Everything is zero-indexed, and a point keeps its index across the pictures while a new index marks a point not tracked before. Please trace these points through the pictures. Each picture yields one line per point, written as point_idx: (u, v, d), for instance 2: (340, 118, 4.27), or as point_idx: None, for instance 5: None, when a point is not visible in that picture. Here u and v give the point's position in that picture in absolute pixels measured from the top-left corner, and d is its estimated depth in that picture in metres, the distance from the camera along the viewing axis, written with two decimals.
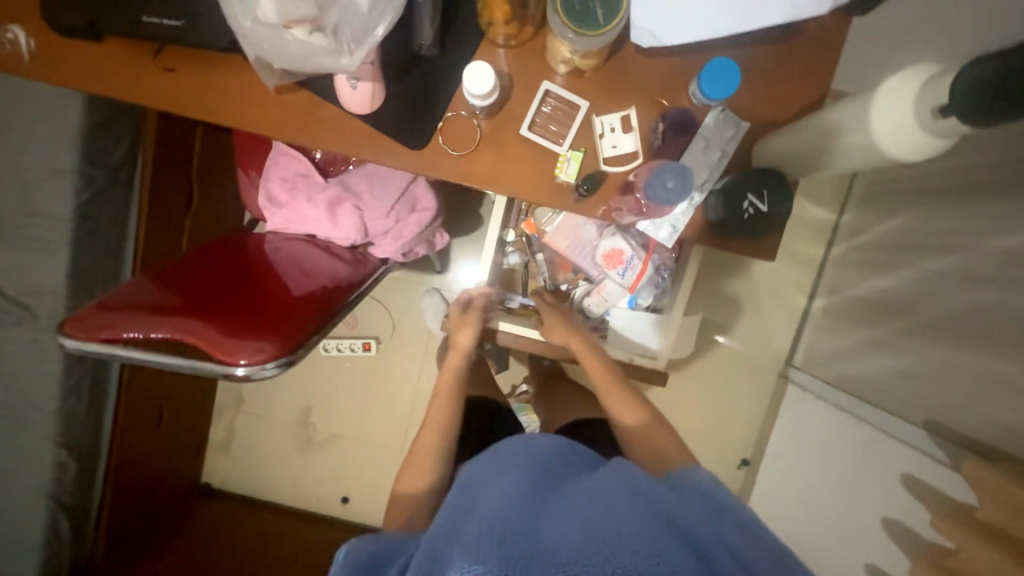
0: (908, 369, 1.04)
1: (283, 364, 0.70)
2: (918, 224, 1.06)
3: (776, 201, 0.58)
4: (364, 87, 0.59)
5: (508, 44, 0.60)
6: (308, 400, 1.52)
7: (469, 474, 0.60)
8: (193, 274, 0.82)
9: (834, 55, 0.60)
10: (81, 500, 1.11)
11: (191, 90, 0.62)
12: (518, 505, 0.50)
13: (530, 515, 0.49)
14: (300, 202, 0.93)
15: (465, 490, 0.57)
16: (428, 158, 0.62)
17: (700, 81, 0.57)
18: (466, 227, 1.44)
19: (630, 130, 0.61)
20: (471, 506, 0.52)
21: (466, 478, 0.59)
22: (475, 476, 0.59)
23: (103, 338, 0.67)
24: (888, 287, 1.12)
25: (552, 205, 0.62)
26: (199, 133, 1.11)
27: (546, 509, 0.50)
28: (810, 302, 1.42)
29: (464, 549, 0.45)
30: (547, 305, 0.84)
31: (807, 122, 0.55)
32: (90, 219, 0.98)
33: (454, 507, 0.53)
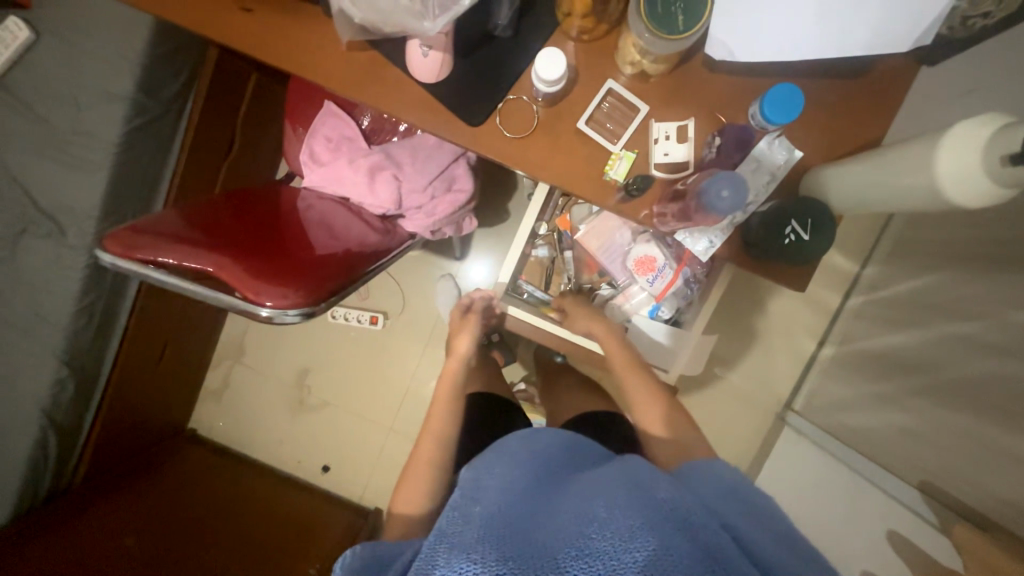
0: (910, 428, 1.04)
1: (304, 315, 0.70)
2: (942, 287, 1.06)
3: (819, 231, 0.58)
4: (434, 57, 0.60)
5: (580, 37, 0.61)
6: (307, 363, 1.53)
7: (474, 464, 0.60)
8: (230, 216, 0.83)
9: (895, 100, 0.61)
10: (72, 422, 1.12)
11: (265, 33, 0.63)
12: (523, 503, 0.52)
13: (535, 513, 0.50)
14: (341, 163, 0.94)
15: (469, 481, 0.57)
16: (481, 135, 0.63)
17: (763, 102, 0.57)
18: (491, 219, 1.45)
19: (684, 140, 0.62)
20: (474, 500, 0.53)
21: (470, 469, 0.60)
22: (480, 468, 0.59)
23: (138, 260, 0.68)
24: (901, 344, 1.12)
25: (594, 201, 0.63)
26: (252, 83, 1.13)
27: (551, 505, 0.51)
28: (819, 349, 1.42)
29: (467, 550, 0.46)
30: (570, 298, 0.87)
31: (867, 158, 0.55)
32: (134, 148, 1.00)
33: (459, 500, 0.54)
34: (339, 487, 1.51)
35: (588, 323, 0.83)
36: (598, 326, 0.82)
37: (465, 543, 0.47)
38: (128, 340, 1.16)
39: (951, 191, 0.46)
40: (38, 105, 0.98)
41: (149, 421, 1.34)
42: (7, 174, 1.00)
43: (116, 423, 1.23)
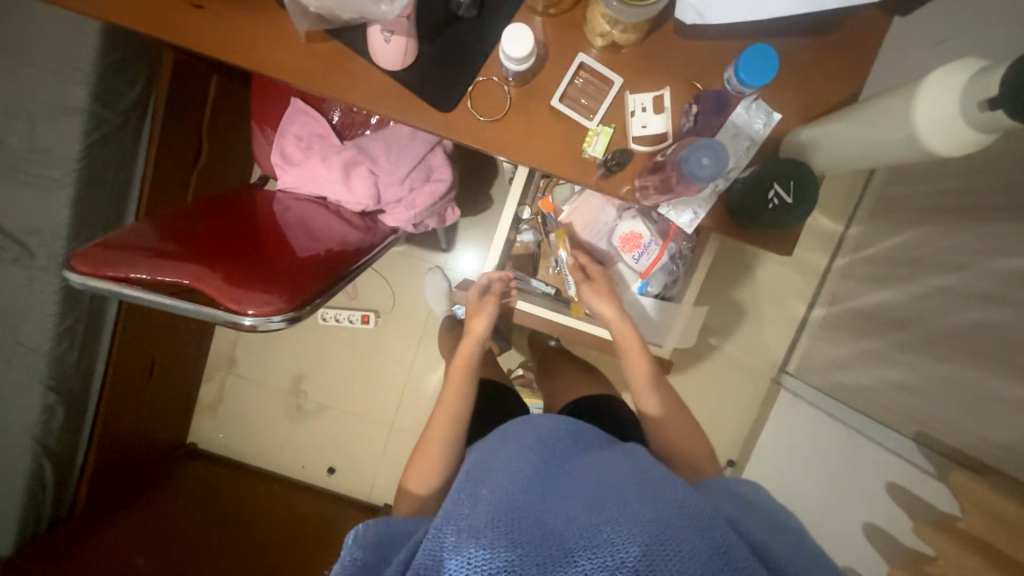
0: (902, 381, 1.06)
1: (289, 320, 0.69)
2: (925, 240, 1.07)
3: (801, 193, 0.58)
4: (397, 42, 0.57)
5: (547, 12, 0.59)
6: (301, 368, 1.51)
7: (478, 454, 0.60)
8: (204, 225, 0.81)
9: (869, 55, 0.60)
10: (67, 447, 1.10)
11: (219, 29, 0.60)
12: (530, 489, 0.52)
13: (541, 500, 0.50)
14: (314, 162, 0.91)
15: (473, 469, 0.57)
16: (454, 121, 0.61)
17: (737, 65, 0.56)
18: (475, 208, 1.43)
19: (661, 110, 0.60)
20: (479, 487, 0.53)
21: (473, 459, 0.60)
22: (484, 456, 0.59)
23: (109, 276, 0.66)
24: (889, 300, 1.14)
25: (574, 179, 0.62)
26: (214, 84, 1.09)
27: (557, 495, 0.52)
28: (809, 311, 1.44)
29: (476, 532, 0.45)
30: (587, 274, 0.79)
31: (845, 114, 0.54)
32: (98, 161, 0.96)
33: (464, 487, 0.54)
34: (346, 487, 1.51)
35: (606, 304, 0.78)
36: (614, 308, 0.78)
37: (473, 525, 0.46)
38: (114, 360, 1.14)
39: (935, 143, 0.46)
40: None
41: (146, 440, 1.32)
42: None
43: (113, 443, 1.21)
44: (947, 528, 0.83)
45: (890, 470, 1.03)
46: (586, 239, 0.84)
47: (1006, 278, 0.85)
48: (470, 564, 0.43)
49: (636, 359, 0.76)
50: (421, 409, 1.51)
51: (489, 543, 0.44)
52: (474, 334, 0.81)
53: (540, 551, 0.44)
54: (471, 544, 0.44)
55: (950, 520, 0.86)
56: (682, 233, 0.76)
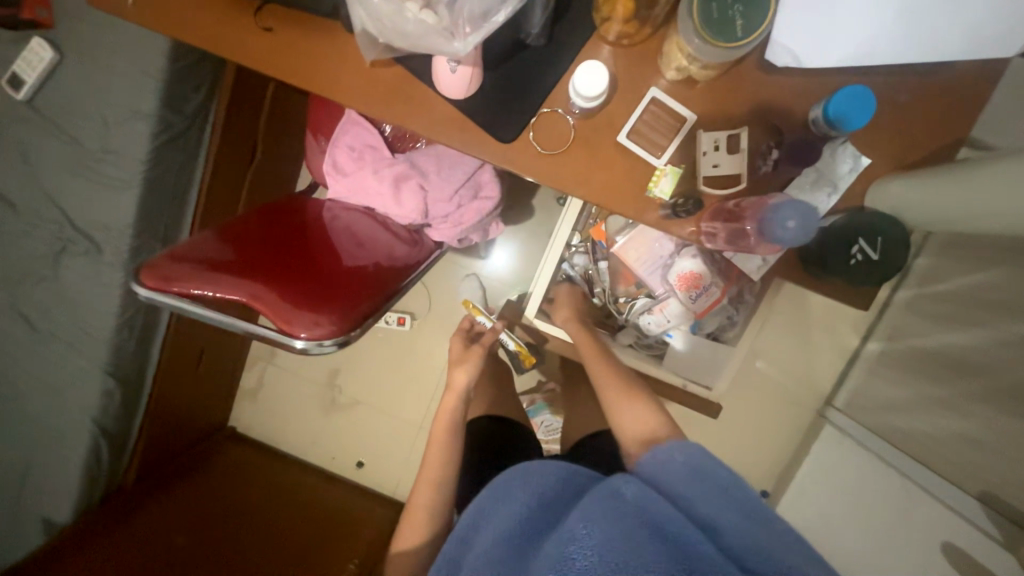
0: (967, 434, 0.97)
1: (340, 343, 0.70)
2: (1007, 282, 0.97)
3: (888, 250, 0.55)
4: (463, 72, 0.56)
5: (619, 42, 0.57)
6: (337, 364, 1.55)
7: (477, 502, 0.64)
8: (260, 235, 0.83)
9: (977, 98, 0.54)
10: (122, 429, 1.17)
11: (286, 53, 0.61)
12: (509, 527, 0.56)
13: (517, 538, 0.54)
14: (365, 174, 0.91)
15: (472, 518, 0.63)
16: (514, 152, 0.59)
17: (828, 104, 0.52)
18: (516, 216, 1.41)
19: (736, 151, 0.56)
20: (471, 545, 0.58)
21: (472, 509, 0.64)
22: (478, 508, 0.63)
23: (173, 292, 0.69)
24: (959, 343, 1.05)
25: (636, 218, 0.59)
26: (272, 88, 1.11)
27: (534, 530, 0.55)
28: (863, 345, 1.35)
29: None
30: (562, 285, 0.89)
31: (951, 171, 0.49)
32: (162, 164, 1.00)
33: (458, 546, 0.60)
34: (373, 482, 1.55)
35: (566, 320, 0.85)
36: (573, 324, 0.84)
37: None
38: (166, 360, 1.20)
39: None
40: (67, 125, 0.99)
41: (192, 424, 1.39)
42: (45, 195, 1.02)
43: (162, 427, 1.27)
44: None
45: (947, 529, 0.96)
46: (637, 270, 0.80)
47: None
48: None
49: (601, 369, 0.78)
50: None
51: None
52: (454, 389, 0.97)
53: None
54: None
55: None
56: (745, 276, 0.73)
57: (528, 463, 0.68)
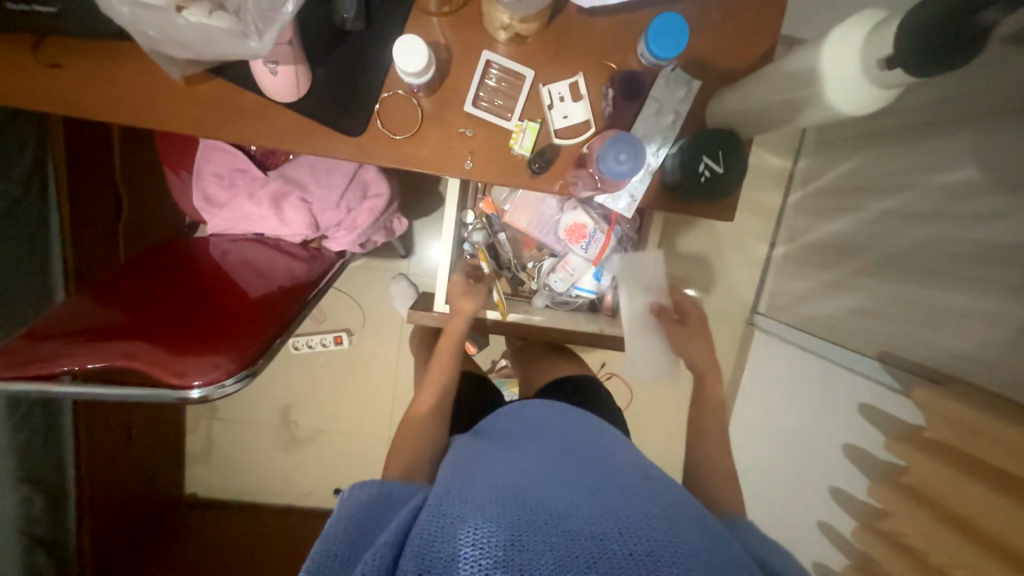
0: (861, 306, 1.10)
1: (243, 378, 0.68)
2: (871, 165, 1.08)
3: (731, 161, 0.57)
4: (285, 72, 0.52)
5: (441, 11, 0.56)
6: (285, 399, 1.48)
7: (472, 448, 0.61)
8: (138, 288, 0.77)
9: (781, 7, 0.59)
10: (57, 533, 1.06)
11: (83, 88, 0.55)
12: (533, 474, 0.54)
13: (546, 484, 0.52)
14: (241, 199, 0.86)
15: (468, 457, 0.59)
16: (368, 144, 0.58)
17: (648, 37, 0.54)
18: (426, 207, 1.39)
19: (579, 98, 0.58)
20: (476, 474, 0.54)
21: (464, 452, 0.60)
22: (475, 453, 0.60)
23: (36, 371, 0.61)
24: (842, 229, 1.16)
25: (507, 181, 0.59)
26: (115, 130, 1.05)
27: (561, 479, 0.54)
28: (771, 250, 1.47)
29: (479, 513, 0.46)
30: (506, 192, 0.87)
31: (765, 75, 0.54)
32: (3, 241, 0.87)
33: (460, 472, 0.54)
34: None
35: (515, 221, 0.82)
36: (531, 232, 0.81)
37: (473, 508, 0.47)
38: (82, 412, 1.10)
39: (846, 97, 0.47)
40: None
41: (141, 502, 1.30)
42: None
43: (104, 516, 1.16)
44: (917, 439, 0.89)
45: (864, 393, 1.05)
46: (529, 232, 0.82)
47: (952, 191, 0.87)
48: (474, 538, 0.44)
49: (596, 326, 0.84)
50: None
51: (493, 519, 0.46)
52: (462, 312, 0.82)
53: (539, 527, 0.45)
54: (474, 519, 0.46)
55: (918, 431, 0.91)
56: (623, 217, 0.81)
57: (539, 420, 0.67)
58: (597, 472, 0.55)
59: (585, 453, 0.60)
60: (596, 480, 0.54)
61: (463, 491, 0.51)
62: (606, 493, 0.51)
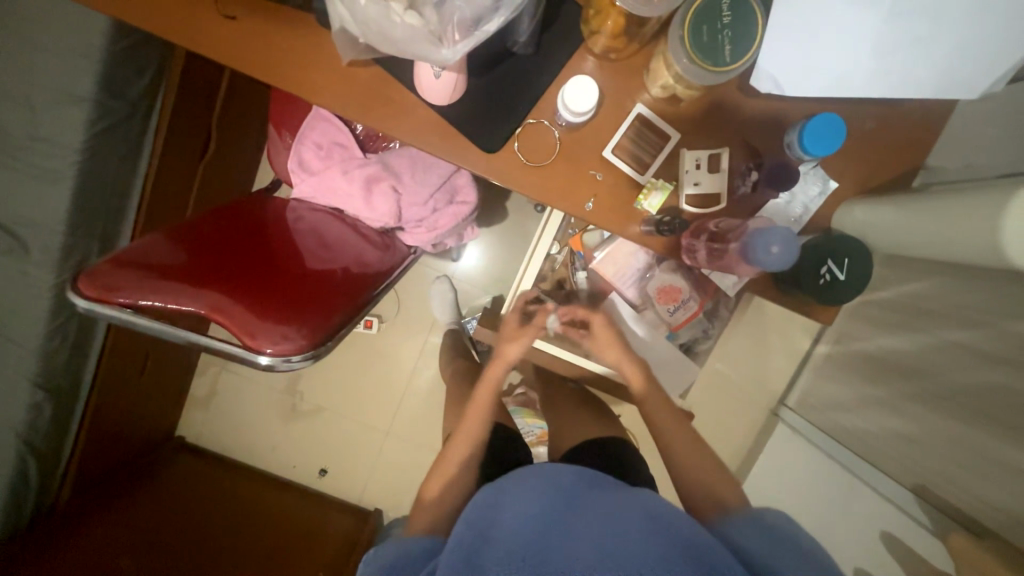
0: (902, 432, 1.06)
1: (309, 357, 0.66)
2: (936, 293, 1.05)
3: (856, 272, 0.56)
4: (448, 78, 0.54)
5: (606, 56, 0.56)
6: (298, 368, 1.47)
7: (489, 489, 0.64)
8: (218, 238, 0.76)
9: (931, 132, 0.58)
10: (54, 445, 1.05)
11: (252, 44, 0.57)
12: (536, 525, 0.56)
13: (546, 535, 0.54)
14: (335, 173, 0.86)
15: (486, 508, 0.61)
16: (499, 163, 0.58)
17: (803, 131, 0.53)
18: (488, 219, 1.39)
19: (717, 170, 0.57)
20: (494, 529, 0.56)
21: (482, 496, 0.64)
22: (498, 496, 0.63)
23: (118, 303, 0.62)
24: (896, 347, 1.13)
25: (622, 231, 0.60)
26: (227, 74, 1.06)
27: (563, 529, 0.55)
28: (814, 347, 1.44)
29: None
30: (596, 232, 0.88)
31: (909, 200, 0.53)
32: (99, 156, 0.90)
33: (474, 524, 0.58)
34: (338, 489, 1.49)
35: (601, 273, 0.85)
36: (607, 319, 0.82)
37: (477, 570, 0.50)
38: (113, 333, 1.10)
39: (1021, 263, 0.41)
40: None
41: (136, 433, 1.29)
42: None
43: (101, 439, 1.16)
44: None
45: (890, 521, 1.02)
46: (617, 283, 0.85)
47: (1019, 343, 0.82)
48: None
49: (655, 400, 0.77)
50: (420, 415, 1.48)
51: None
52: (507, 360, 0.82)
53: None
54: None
55: None
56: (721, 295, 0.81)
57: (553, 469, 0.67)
58: (599, 520, 0.56)
59: (591, 501, 0.60)
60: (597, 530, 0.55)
61: (478, 546, 0.54)
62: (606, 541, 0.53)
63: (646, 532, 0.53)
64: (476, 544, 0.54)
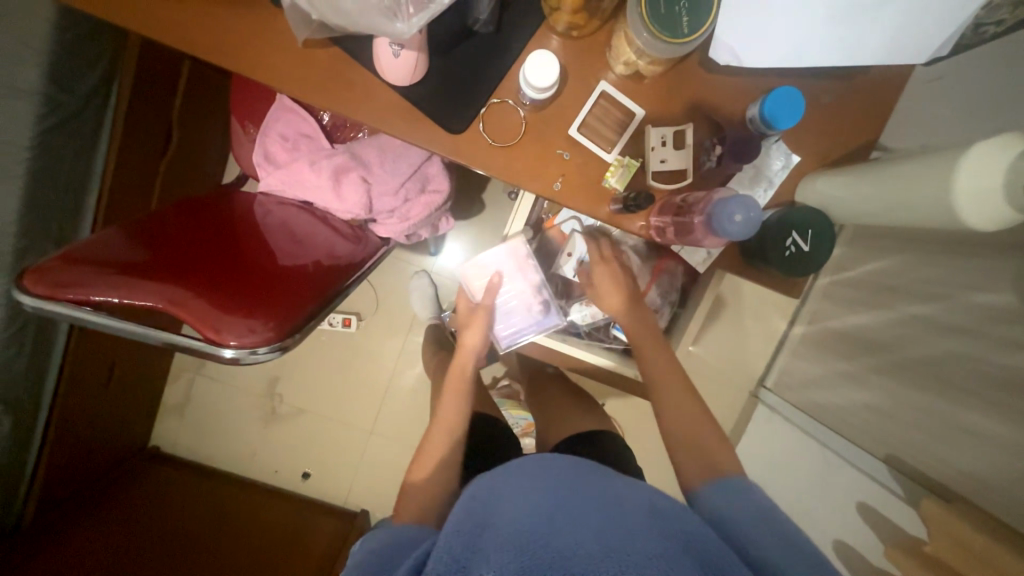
0: (873, 404, 1.09)
1: (276, 350, 0.65)
2: (903, 269, 1.08)
3: (818, 243, 0.58)
4: (408, 57, 0.52)
5: (568, 33, 0.56)
6: (276, 370, 1.44)
7: (488, 476, 0.60)
8: (177, 232, 0.74)
9: (887, 105, 0.60)
10: (15, 460, 1.01)
11: (202, 24, 0.54)
12: (541, 513, 0.51)
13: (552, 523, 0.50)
14: (302, 164, 0.84)
15: (482, 497, 0.56)
16: (465, 144, 0.57)
17: (763, 104, 0.54)
18: (466, 211, 1.38)
19: (682, 146, 0.58)
20: (491, 515, 0.52)
21: (478, 482, 0.59)
22: (495, 482, 0.58)
23: (67, 299, 0.60)
24: (866, 323, 1.16)
25: (592, 210, 0.59)
26: (186, 67, 1.03)
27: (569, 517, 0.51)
28: (790, 328, 1.46)
29: (488, 565, 0.45)
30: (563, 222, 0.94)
31: (867, 170, 0.54)
32: (52, 153, 0.86)
33: (473, 511, 0.53)
34: (322, 492, 1.46)
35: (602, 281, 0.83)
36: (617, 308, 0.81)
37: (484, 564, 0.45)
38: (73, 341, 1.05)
39: (974, 223, 0.44)
40: None
41: (106, 444, 1.23)
42: None
43: (66, 452, 1.11)
44: (915, 552, 0.87)
45: (864, 492, 1.05)
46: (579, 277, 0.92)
47: (984, 313, 0.85)
48: None
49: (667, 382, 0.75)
50: (404, 412, 1.47)
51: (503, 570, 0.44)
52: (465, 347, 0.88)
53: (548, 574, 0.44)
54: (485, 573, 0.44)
55: (916, 543, 0.89)
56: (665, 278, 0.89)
57: (548, 459, 0.63)
58: (604, 509, 0.53)
59: (592, 490, 0.57)
60: (605, 519, 0.51)
61: (475, 532, 0.50)
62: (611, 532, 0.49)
63: (656, 530, 0.50)
64: (475, 531, 0.50)
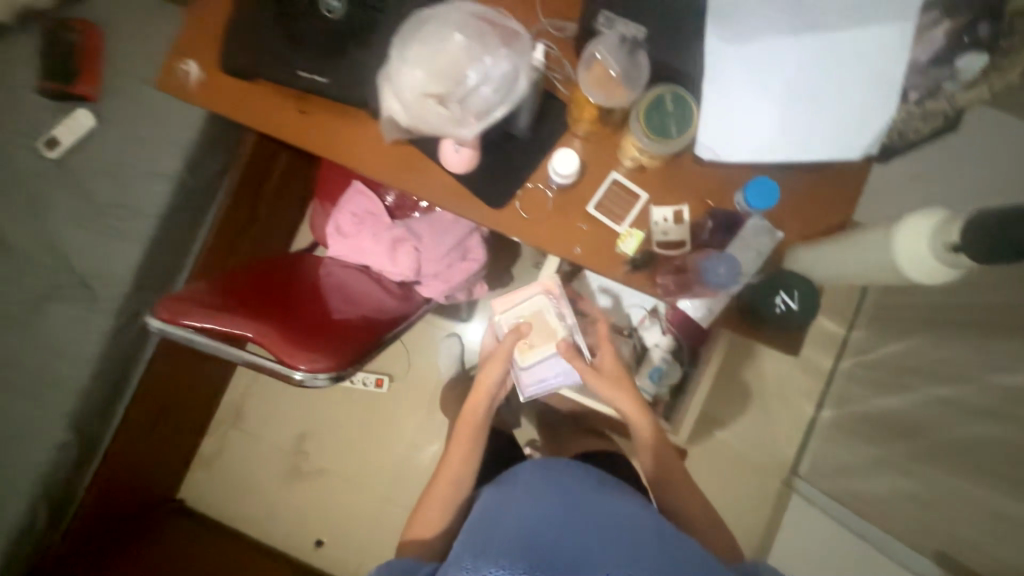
0: (914, 493, 1.05)
1: (333, 379, 0.75)
2: (926, 351, 1.10)
3: (804, 303, 0.68)
4: (466, 152, 0.70)
5: (587, 137, 0.72)
6: (306, 427, 1.50)
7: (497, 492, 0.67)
8: (266, 286, 0.91)
9: (855, 194, 0.72)
10: (67, 490, 1.09)
11: (318, 130, 0.75)
12: (544, 516, 0.58)
13: (554, 524, 0.57)
14: (366, 235, 1.02)
15: (490, 512, 0.63)
16: (503, 216, 0.72)
17: (745, 193, 0.68)
18: (496, 283, 1.51)
19: (680, 223, 0.71)
20: (499, 523, 0.59)
21: (489, 499, 0.66)
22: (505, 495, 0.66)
23: (183, 325, 0.74)
24: (896, 407, 1.15)
25: (606, 272, 0.72)
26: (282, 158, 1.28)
27: (570, 519, 0.58)
28: (817, 412, 1.39)
29: (493, 557, 0.52)
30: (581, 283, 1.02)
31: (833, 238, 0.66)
32: (171, 222, 1.09)
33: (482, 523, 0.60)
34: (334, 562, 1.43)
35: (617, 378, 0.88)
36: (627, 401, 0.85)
37: (487, 557, 0.51)
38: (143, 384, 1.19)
39: (918, 277, 0.55)
40: (87, 181, 1.08)
41: (142, 489, 1.29)
42: (48, 244, 1.07)
43: (110, 491, 1.18)
44: None
45: None
46: None
47: (1011, 396, 0.87)
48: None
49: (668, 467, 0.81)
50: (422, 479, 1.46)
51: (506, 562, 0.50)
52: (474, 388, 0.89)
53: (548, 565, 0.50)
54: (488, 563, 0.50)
55: None
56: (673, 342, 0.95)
57: (550, 465, 0.70)
58: (602, 514, 0.59)
59: (592, 497, 0.63)
60: (603, 523, 0.57)
61: (485, 539, 0.56)
62: (604, 547, 0.52)
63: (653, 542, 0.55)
64: (483, 539, 0.56)
